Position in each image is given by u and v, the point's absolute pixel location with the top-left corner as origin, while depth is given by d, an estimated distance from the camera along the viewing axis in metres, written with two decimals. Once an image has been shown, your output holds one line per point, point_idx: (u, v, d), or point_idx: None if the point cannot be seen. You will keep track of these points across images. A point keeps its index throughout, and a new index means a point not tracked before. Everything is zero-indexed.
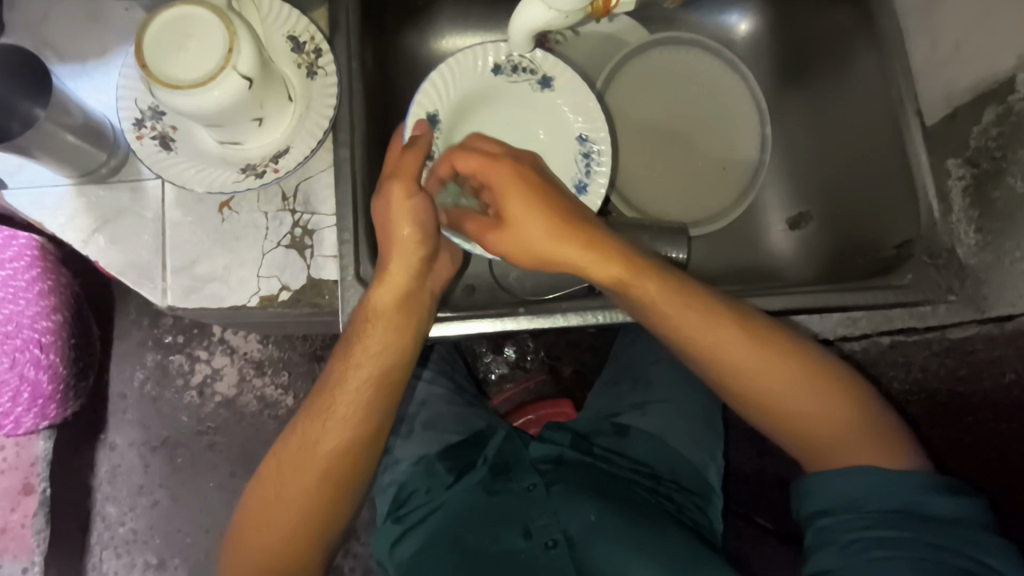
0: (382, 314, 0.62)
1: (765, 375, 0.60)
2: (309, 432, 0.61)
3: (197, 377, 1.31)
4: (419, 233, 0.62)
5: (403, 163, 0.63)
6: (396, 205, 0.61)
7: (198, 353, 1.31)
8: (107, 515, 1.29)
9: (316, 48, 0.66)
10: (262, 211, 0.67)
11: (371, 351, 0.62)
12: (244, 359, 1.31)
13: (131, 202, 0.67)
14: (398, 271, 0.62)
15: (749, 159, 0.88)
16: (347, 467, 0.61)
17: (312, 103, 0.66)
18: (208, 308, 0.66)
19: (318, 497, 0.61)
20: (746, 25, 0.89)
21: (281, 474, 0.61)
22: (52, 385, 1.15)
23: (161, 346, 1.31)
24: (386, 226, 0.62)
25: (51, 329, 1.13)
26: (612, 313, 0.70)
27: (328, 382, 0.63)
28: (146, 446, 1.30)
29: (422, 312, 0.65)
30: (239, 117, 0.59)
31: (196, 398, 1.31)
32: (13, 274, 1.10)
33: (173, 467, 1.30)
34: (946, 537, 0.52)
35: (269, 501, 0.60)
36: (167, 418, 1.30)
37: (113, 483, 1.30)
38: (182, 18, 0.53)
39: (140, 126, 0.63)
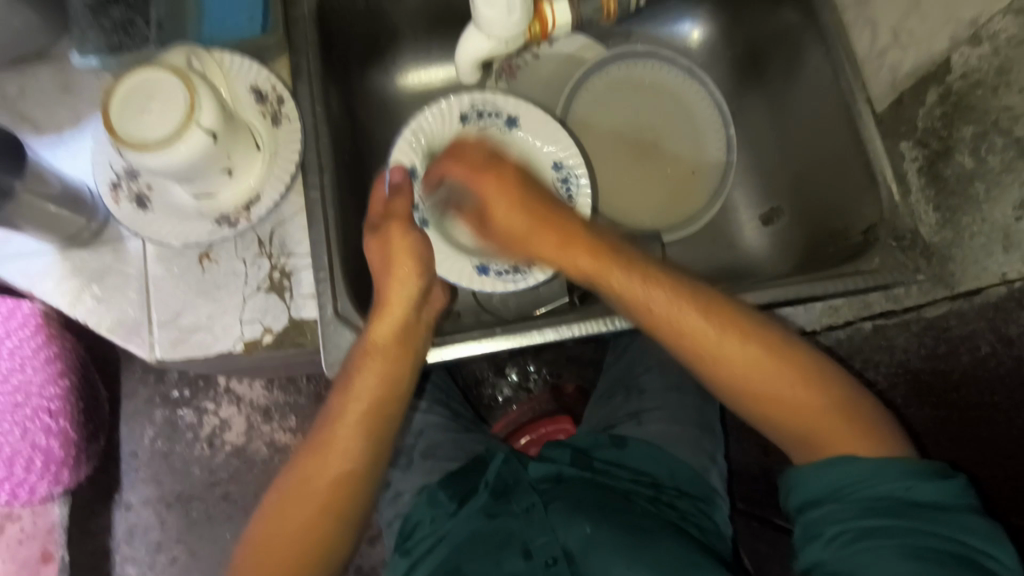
0: (380, 348, 0.65)
1: (785, 386, 0.59)
2: (308, 469, 0.62)
3: (206, 429, 1.32)
4: (416, 266, 0.67)
5: (393, 207, 0.68)
6: (394, 245, 0.66)
7: (206, 406, 1.33)
8: None
9: (278, 97, 0.69)
10: (241, 258, 0.69)
11: (371, 381, 0.64)
12: (250, 407, 1.33)
13: (115, 261, 0.69)
14: (398, 305, 0.66)
15: (717, 160, 0.89)
16: (348, 494, 0.62)
17: (279, 150, 0.68)
18: (196, 357, 0.68)
19: (317, 531, 0.61)
20: (698, 34, 0.93)
21: (283, 509, 0.61)
22: (63, 450, 1.17)
23: (169, 401, 1.33)
24: (385, 264, 0.66)
25: (60, 394, 1.15)
26: (588, 323, 0.71)
27: (326, 418, 0.64)
28: (161, 503, 1.31)
29: (419, 342, 0.68)
30: (207, 169, 0.61)
31: (206, 449, 1.32)
32: (18, 344, 1.13)
33: (188, 521, 1.31)
34: (931, 525, 0.51)
35: (272, 541, 0.60)
36: (179, 472, 1.31)
37: (130, 542, 1.31)
38: (144, 81, 0.56)
39: (117, 188, 0.66)
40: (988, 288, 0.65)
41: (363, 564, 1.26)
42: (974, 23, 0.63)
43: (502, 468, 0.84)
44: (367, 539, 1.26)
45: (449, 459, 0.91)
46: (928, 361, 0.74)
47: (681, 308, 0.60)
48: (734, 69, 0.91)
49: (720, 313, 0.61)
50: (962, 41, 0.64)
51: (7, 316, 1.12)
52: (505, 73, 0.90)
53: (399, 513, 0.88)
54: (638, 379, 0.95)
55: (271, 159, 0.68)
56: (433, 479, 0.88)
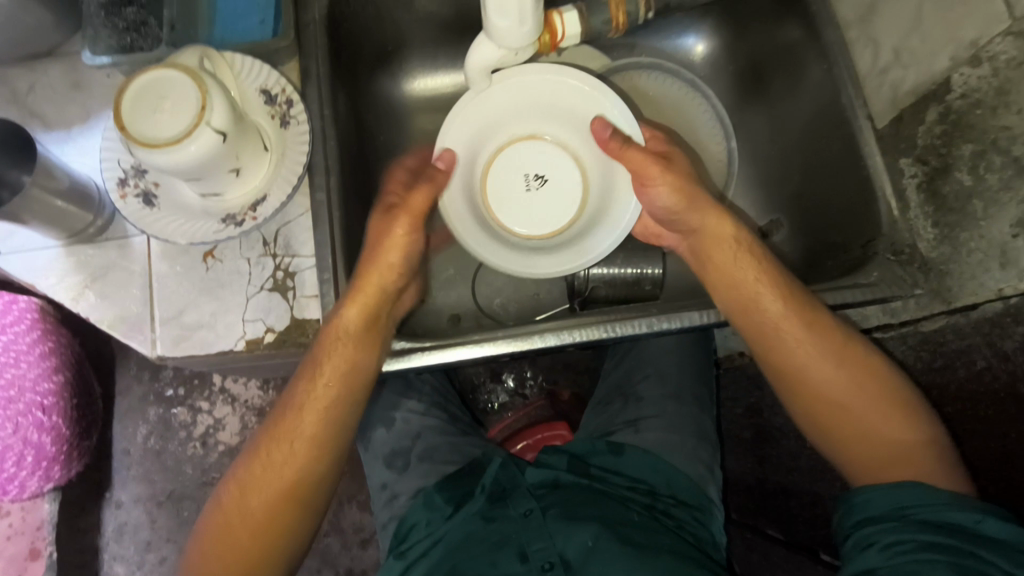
0: (348, 335, 0.65)
1: (851, 392, 0.64)
2: (271, 452, 0.64)
3: (200, 428, 1.32)
4: (401, 263, 0.67)
5: (411, 199, 0.69)
6: (393, 237, 0.67)
7: (200, 405, 1.32)
8: (116, 573, 1.29)
9: (287, 99, 0.69)
10: (245, 257, 0.69)
11: (337, 368, 0.64)
12: (245, 407, 1.32)
13: (119, 257, 0.69)
14: (370, 292, 0.66)
15: (719, 172, 0.90)
16: (308, 485, 0.64)
17: (287, 151, 0.69)
18: (196, 354, 0.68)
19: (274, 516, 0.63)
20: (702, 47, 0.94)
21: (245, 492, 0.63)
22: (56, 447, 1.16)
23: (163, 399, 1.33)
24: (371, 251, 0.67)
25: (53, 389, 1.15)
26: (588, 330, 0.71)
27: (290, 402, 0.65)
28: (152, 501, 1.30)
29: (383, 334, 0.67)
30: (215, 169, 0.61)
31: (200, 448, 1.31)
32: (14, 338, 1.13)
33: (179, 520, 1.30)
34: (994, 554, 0.52)
35: (230, 522, 0.62)
36: (172, 471, 1.31)
37: (120, 540, 1.30)
38: (156, 81, 0.56)
39: (124, 185, 0.66)
40: (984, 303, 0.66)
41: (354, 567, 1.26)
42: (974, 44, 0.63)
43: (500, 473, 0.84)
44: (359, 541, 1.26)
45: (445, 462, 0.91)
46: (925, 375, 0.75)
47: (777, 316, 0.65)
48: (737, 83, 0.92)
49: (807, 315, 0.65)
50: (962, 61, 0.64)
51: (3, 310, 1.12)
52: None
53: (394, 515, 0.88)
54: (636, 387, 0.96)
55: (279, 161, 0.68)
56: (429, 482, 0.88)
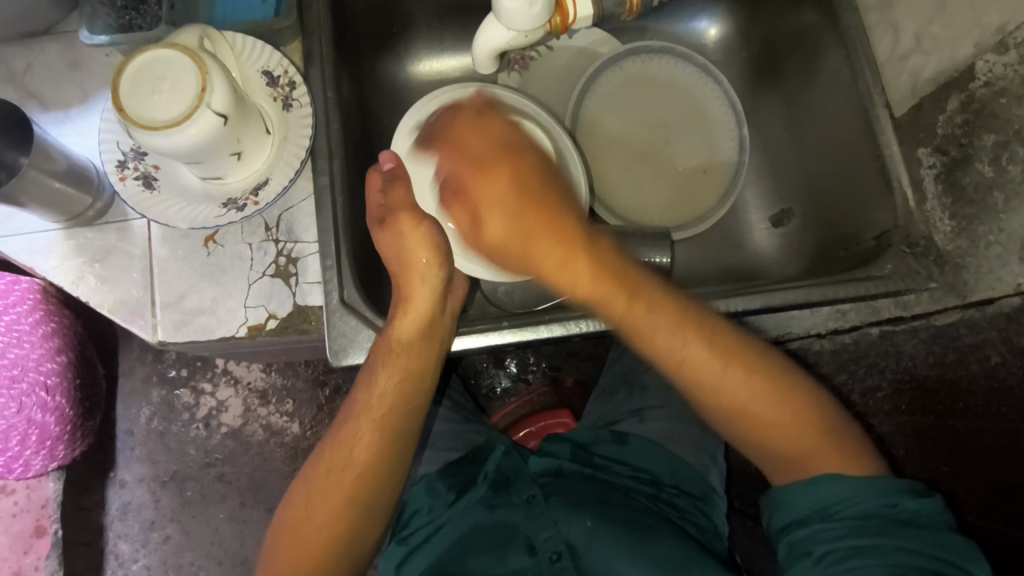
0: (406, 343, 0.66)
1: (756, 400, 0.60)
2: (336, 458, 0.64)
3: (203, 410, 1.32)
4: (433, 254, 0.67)
5: (393, 196, 0.68)
6: (409, 237, 0.67)
7: (202, 387, 1.32)
8: (120, 552, 1.30)
9: (290, 81, 0.68)
10: (246, 242, 0.68)
11: (394, 378, 0.65)
12: (247, 389, 1.32)
13: (118, 240, 0.68)
14: (421, 300, 0.66)
15: (729, 161, 0.88)
16: (376, 488, 0.63)
17: (289, 134, 0.67)
18: (198, 341, 0.67)
19: (343, 520, 0.62)
20: (715, 31, 0.92)
21: (311, 498, 0.63)
22: (59, 427, 1.17)
23: (166, 380, 1.32)
24: (402, 256, 0.67)
25: (56, 371, 1.15)
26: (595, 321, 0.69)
27: (350, 413, 0.65)
28: (156, 481, 1.31)
29: (443, 337, 0.69)
30: (216, 152, 0.60)
31: (202, 430, 1.31)
32: (17, 318, 1.14)
33: (183, 500, 1.31)
34: (916, 539, 0.53)
35: (299, 529, 0.62)
36: (175, 452, 1.31)
37: (124, 520, 1.31)
38: (155, 60, 0.55)
39: (123, 167, 0.65)
40: (1001, 298, 0.65)
41: None
42: (1001, 29, 0.62)
43: (503, 460, 0.83)
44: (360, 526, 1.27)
45: (448, 450, 0.91)
46: (936, 367, 0.75)
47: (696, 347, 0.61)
48: (750, 68, 0.90)
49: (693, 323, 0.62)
50: (987, 48, 0.63)
51: (7, 291, 1.14)
52: (517, 63, 0.89)
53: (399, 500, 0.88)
54: (640, 377, 0.95)
55: (280, 145, 0.66)
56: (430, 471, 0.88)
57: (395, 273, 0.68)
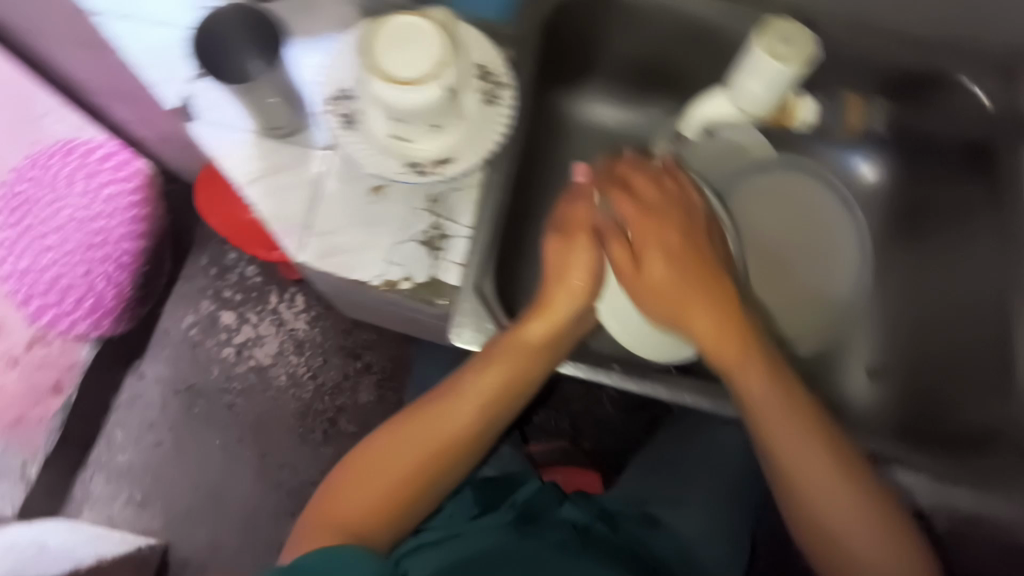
0: (534, 344, 0.66)
1: (869, 539, 0.63)
2: (433, 422, 0.65)
3: (240, 336, 1.41)
4: (589, 282, 0.67)
5: (574, 216, 0.67)
6: (575, 255, 0.66)
7: (248, 316, 1.42)
8: (113, 439, 1.39)
9: (498, 80, 0.72)
10: (410, 204, 0.72)
11: (511, 372, 0.66)
12: (287, 334, 1.41)
13: (297, 161, 0.73)
14: (561, 310, 0.67)
15: (847, 294, 0.89)
16: (451, 466, 0.66)
17: (482, 124, 0.71)
18: (335, 274, 0.71)
19: (412, 484, 0.64)
20: (870, 172, 0.94)
21: (393, 449, 0.65)
22: (114, 302, 1.25)
23: (219, 298, 1.42)
24: (561, 269, 0.67)
25: (132, 250, 1.24)
26: (698, 395, 0.71)
27: (457, 386, 0.67)
28: (169, 386, 1.40)
29: (560, 353, 0.69)
30: (421, 120, 0.65)
31: (230, 355, 1.40)
32: (119, 193, 1.24)
33: (188, 413, 1.39)
34: None
35: (370, 471, 0.64)
36: (199, 366, 1.40)
37: (128, 409, 1.39)
38: (412, 26, 0.60)
39: (332, 103, 0.70)
40: None
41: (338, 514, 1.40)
42: None
43: (535, 496, 0.84)
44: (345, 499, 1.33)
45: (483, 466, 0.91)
46: None
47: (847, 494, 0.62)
48: (887, 220, 0.94)
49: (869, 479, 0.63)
50: None
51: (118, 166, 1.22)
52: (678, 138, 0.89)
53: None
54: (680, 464, 0.97)
55: (472, 132, 0.70)
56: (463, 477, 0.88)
57: (546, 279, 0.68)
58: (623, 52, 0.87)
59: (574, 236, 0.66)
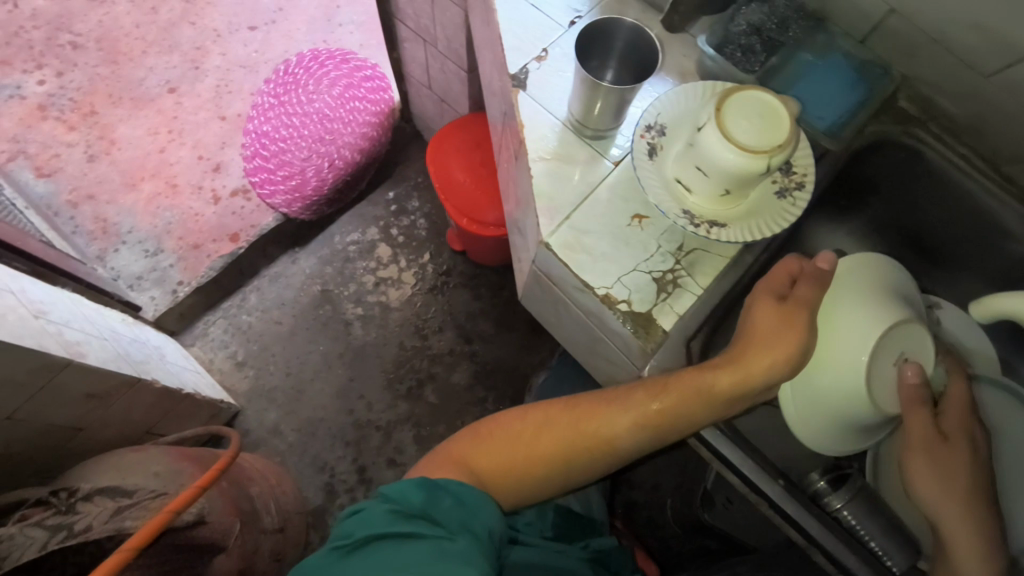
0: (710, 393, 0.67)
1: None
2: (588, 416, 0.73)
3: (383, 273, 1.73)
4: (788, 358, 0.66)
5: (798, 292, 0.68)
6: (780, 341, 0.66)
7: (398, 260, 1.74)
8: (246, 301, 1.68)
9: (799, 182, 0.75)
10: (658, 242, 0.77)
11: (679, 408, 0.69)
12: (425, 288, 1.72)
13: (584, 162, 0.81)
14: (752, 375, 0.67)
15: None
16: (590, 456, 0.73)
17: (767, 212, 0.74)
18: (567, 267, 0.76)
19: (550, 457, 0.73)
20: None
21: (548, 424, 0.74)
22: (312, 190, 1.68)
23: (386, 232, 1.77)
24: (763, 333, 0.67)
25: (343, 158, 1.70)
26: (840, 548, 0.69)
27: (622, 399, 0.73)
28: (316, 279, 1.71)
29: (732, 407, 0.70)
30: (727, 180, 0.69)
31: (371, 284, 1.72)
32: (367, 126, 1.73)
33: (316, 309, 1.69)
34: None
35: (521, 433, 0.74)
36: (342, 278, 1.72)
37: (273, 282, 1.70)
38: (770, 102, 0.66)
39: (647, 130, 0.77)
40: None
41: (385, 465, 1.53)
42: None
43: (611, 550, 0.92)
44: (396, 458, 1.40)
45: None
46: None
47: None
48: None
49: None
50: None
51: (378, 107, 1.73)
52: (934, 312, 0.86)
53: None
54: None
55: (753, 212, 0.75)
56: None
57: (746, 337, 0.69)
58: (902, 211, 0.92)
59: (792, 320, 0.67)
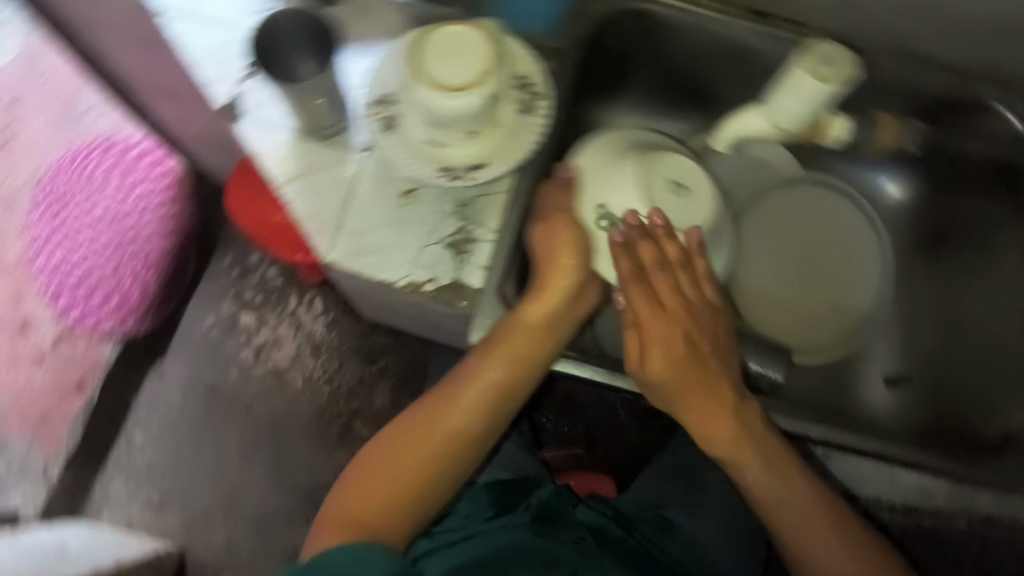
0: (530, 324, 0.71)
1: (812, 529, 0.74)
2: (440, 408, 0.72)
3: (262, 338, 1.46)
4: (576, 255, 0.71)
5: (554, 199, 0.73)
6: (559, 236, 0.71)
7: (270, 319, 1.47)
8: (133, 440, 1.43)
9: (538, 89, 0.72)
10: (437, 208, 0.74)
11: (514, 354, 0.71)
12: (307, 336, 1.46)
13: (335, 162, 0.74)
14: (557, 291, 0.71)
15: (861, 307, 0.94)
16: (462, 447, 0.72)
17: (520, 132, 0.71)
18: (361, 275, 0.73)
19: (423, 468, 0.71)
20: (896, 190, 0.99)
21: (407, 438, 0.71)
22: (142, 298, 1.38)
23: (242, 299, 1.47)
24: (551, 252, 0.71)
25: (159, 248, 1.38)
26: (709, 403, 0.73)
27: (461, 375, 0.73)
28: (191, 386, 1.45)
29: (558, 333, 0.73)
30: (461, 126, 0.66)
31: (252, 356, 1.46)
32: (155, 195, 1.39)
33: (205, 413, 1.44)
34: None
35: (388, 459, 0.71)
36: (218, 364, 1.45)
37: (147, 410, 1.44)
38: (461, 36, 0.62)
39: (376, 106, 0.72)
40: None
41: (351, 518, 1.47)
42: None
43: (552, 499, 0.89)
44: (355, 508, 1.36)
45: None
46: None
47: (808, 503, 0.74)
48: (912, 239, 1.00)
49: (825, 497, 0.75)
50: None
51: (154, 168, 1.39)
52: None
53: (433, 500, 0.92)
54: None
55: (508, 139, 0.71)
56: None
57: (541, 264, 0.72)
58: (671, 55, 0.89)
59: (560, 219, 0.71)
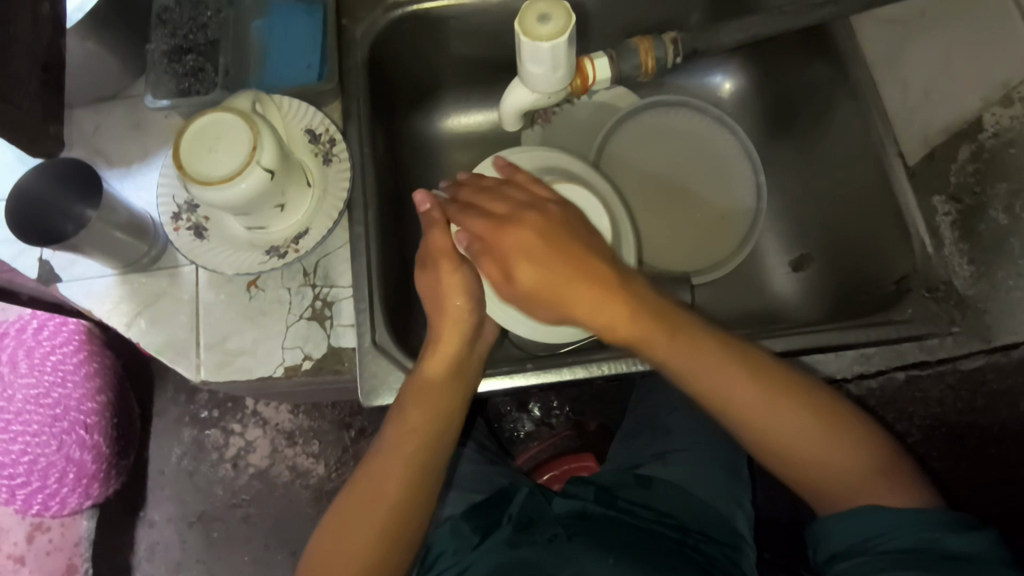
0: (433, 379, 0.67)
1: (823, 448, 0.61)
2: (368, 486, 0.66)
3: (232, 450, 1.34)
4: (466, 303, 0.67)
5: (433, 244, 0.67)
6: (443, 280, 0.66)
7: (232, 427, 1.34)
8: None
9: (330, 138, 0.73)
10: (286, 287, 0.72)
11: (424, 413, 0.66)
12: (276, 430, 1.34)
13: (168, 285, 0.73)
14: (450, 337, 0.67)
15: (746, 208, 0.91)
16: (403, 523, 0.65)
17: (329, 186, 0.72)
18: (238, 380, 0.70)
19: (368, 555, 0.64)
20: (729, 85, 0.96)
21: (342, 528, 0.65)
22: (95, 465, 1.27)
23: (197, 421, 1.35)
24: (437, 303, 0.67)
25: (94, 410, 1.27)
26: (617, 363, 0.72)
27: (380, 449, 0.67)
28: (183, 521, 1.32)
29: (468, 380, 0.69)
30: (263, 205, 0.65)
31: (230, 470, 1.33)
32: (64, 359, 1.29)
33: (208, 541, 1.31)
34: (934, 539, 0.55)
35: (327, 557, 0.65)
36: (203, 492, 1.33)
37: (151, 560, 1.31)
38: (216, 122, 0.60)
39: (177, 218, 0.70)
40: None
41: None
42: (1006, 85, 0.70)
43: (526, 503, 0.84)
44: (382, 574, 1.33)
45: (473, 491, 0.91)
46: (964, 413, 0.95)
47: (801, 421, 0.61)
48: (761, 121, 0.94)
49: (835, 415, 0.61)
50: (994, 101, 0.70)
51: (56, 332, 1.30)
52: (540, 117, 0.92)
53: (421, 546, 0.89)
54: (663, 421, 0.97)
55: (320, 197, 0.71)
56: (455, 511, 0.88)
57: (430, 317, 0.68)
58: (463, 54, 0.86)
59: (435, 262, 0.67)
